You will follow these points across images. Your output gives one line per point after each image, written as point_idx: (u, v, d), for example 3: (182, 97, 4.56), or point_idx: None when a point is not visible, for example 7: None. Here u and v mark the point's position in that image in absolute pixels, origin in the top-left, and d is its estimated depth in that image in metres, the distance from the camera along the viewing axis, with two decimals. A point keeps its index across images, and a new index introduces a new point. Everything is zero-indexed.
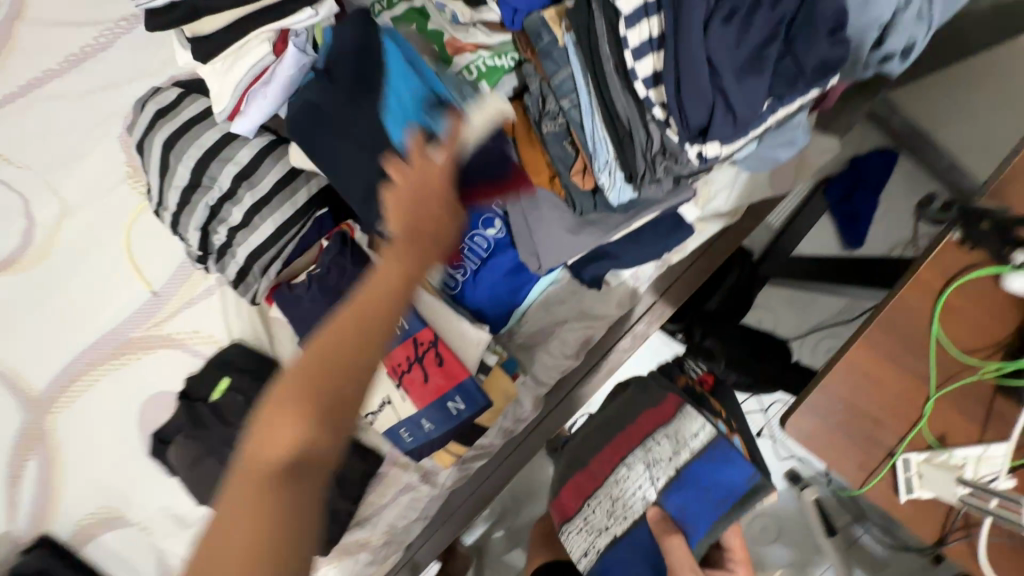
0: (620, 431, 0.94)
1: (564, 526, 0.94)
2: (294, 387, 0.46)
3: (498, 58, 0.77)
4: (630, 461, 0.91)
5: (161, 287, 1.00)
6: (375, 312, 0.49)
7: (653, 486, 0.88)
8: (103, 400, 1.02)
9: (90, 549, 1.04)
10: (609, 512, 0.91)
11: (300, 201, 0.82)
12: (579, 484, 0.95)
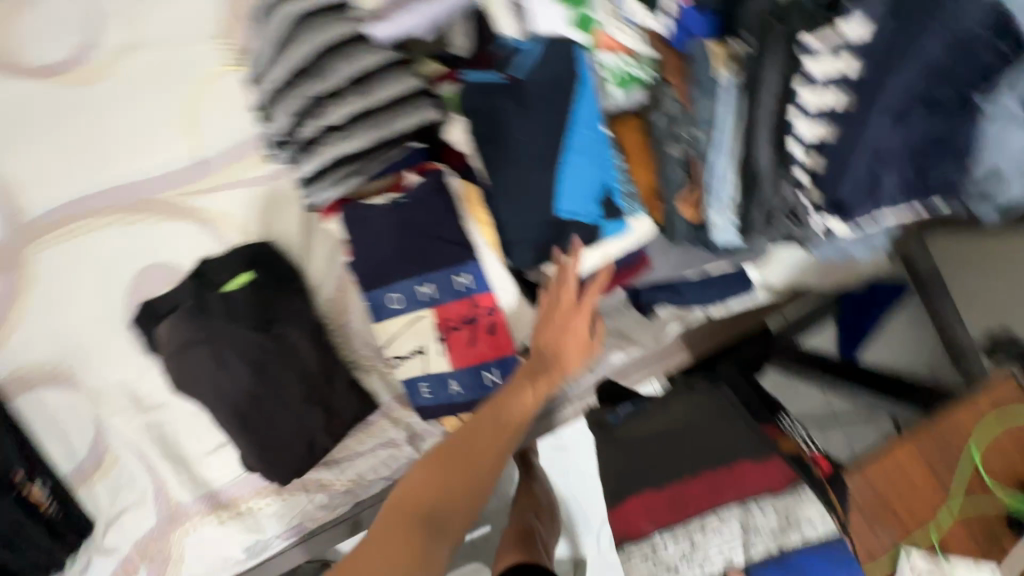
0: (706, 468, 0.82)
1: (625, 543, 0.82)
2: (442, 460, 0.69)
3: (637, 68, 0.80)
4: (723, 512, 0.78)
5: (208, 158, 0.93)
6: (483, 449, 0.70)
7: (744, 549, 0.76)
8: (97, 249, 0.94)
9: (28, 400, 0.95)
10: (681, 553, 0.78)
11: (404, 126, 0.80)
12: (648, 507, 0.82)
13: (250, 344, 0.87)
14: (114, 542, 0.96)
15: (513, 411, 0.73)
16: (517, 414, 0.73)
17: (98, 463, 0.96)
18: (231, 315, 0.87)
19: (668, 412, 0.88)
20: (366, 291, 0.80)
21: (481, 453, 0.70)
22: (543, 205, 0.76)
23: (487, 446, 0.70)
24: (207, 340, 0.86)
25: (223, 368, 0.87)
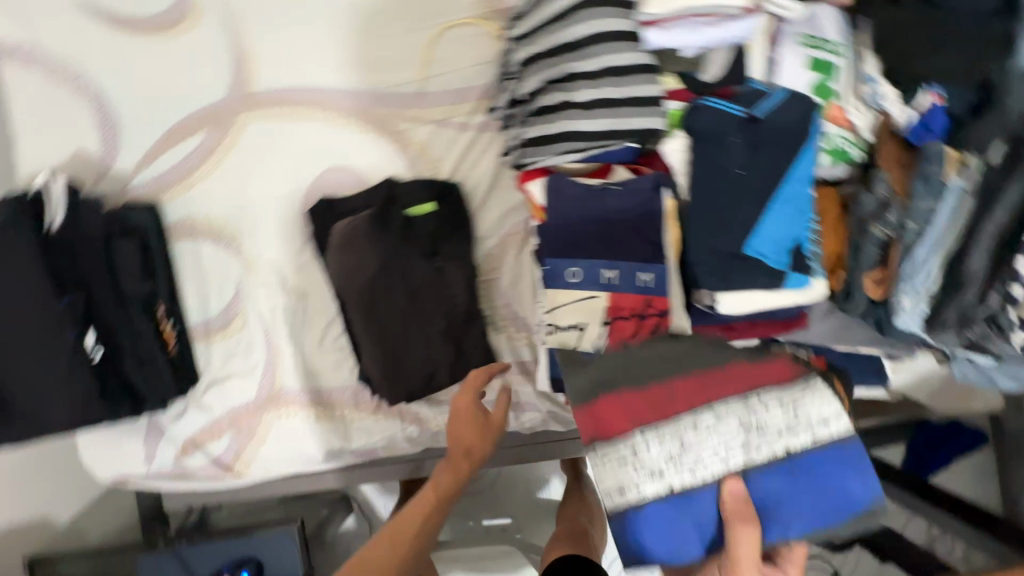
0: (698, 368, 0.75)
1: (597, 440, 0.72)
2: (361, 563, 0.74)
3: (853, 146, 0.86)
4: (722, 410, 0.70)
5: (428, 93, 1.00)
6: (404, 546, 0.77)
7: (744, 451, 0.69)
8: (299, 137, 1.01)
9: (187, 246, 1.01)
10: (676, 450, 0.69)
11: (633, 126, 0.83)
12: (627, 403, 0.73)
13: (412, 267, 0.92)
14: (213, 401, 1.00)
15: (430, 493, 0.84)
16: (432, 498, 0.83)
17: (225, 325, 1.01)
18: (405, 234, 0.92)
19: (663, 350, 0.77)
20: (546, 257, 0.85)
21: (390, 556, 0.75)
22: (736, 239, 0.80)
23: (404, 542, 0.77)
24: (376, 251, 0.91)
25: (380, 279, 0.92)
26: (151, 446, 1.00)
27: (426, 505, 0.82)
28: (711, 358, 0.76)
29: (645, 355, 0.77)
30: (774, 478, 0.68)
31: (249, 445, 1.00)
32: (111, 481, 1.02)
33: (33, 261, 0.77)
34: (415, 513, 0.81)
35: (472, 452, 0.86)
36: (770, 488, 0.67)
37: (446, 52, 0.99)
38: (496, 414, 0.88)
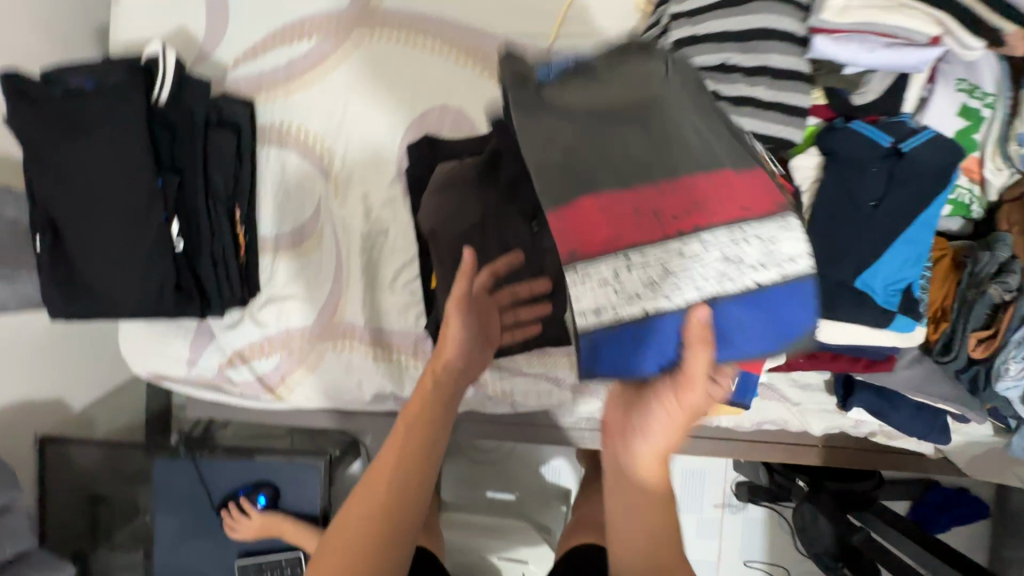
0: (697, 174, 0.48)
1: (586, 258, 0.45)
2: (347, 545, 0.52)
3: (975, 201, 0.86)
4: (708, 239, 0.46)
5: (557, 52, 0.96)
6: (367, 537, 0.53)
7: (722, 277, 0.46)
8: (414, 66, 0.96)
9: (274, 153, 0.96)
10: (650, 278, 0.46)
11: (773, 132, 0.81)
12: (616, 209, 0.46)
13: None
14: (268, 317, 0.96)
15: (386, 462, 0.57)
16: (392, 466, 0.57)
17: (296, 243, 0.97)
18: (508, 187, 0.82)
19: (635, 98, 0.51)
20: None
21: (375, 492, 0.55)
22: (850, 268, 0.80)
23: (361, 524, 0.54)
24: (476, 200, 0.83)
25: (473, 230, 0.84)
26: (197, 349, 0.97)
27: (385, 467, 0.57)
28: (680, 127, 0.50)
29: (606, 113, 0.50)
30: (743, 306, 0.46)
31: (298, 370, 0.97)
32: (147, 376, 0.99)
33: (136, 131, 0.74)
34: (377, 489, 0.55)
35: (430, 382, 0.62)
36: (737, 315, 0.46)
37: (587, 12, 0.94)
38: (454, 320, 0.64)
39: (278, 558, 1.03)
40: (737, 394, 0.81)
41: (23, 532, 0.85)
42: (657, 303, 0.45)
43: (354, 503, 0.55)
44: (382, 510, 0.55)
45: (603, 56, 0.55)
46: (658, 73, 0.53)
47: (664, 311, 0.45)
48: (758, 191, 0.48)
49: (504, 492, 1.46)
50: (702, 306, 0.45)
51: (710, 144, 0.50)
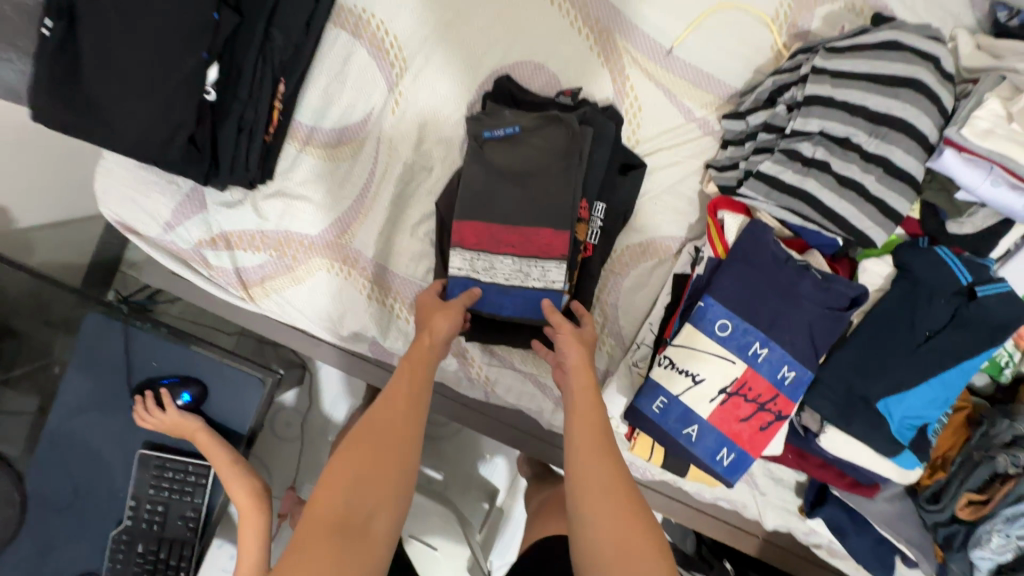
0: (534, 223, 0.80)
1: (454, 247, 0.80)
2: (390, 425, 0.57)
3: (1009, 367, 0.82)
4: (515, 259, 0.80)
5: (676, 58, 0.88)
6: (386, 450, 0.55)
7: (517, 280, 0.80)
8: (526, 13, 0.87)
9: (343, 39, 0.85)
10: (483, 265, 0.80)
11: (860, 226, 0.76)
12: (488, 227, 0.80)
13: (558, 204, 0.79)
14: (271, 209, 0.86)
15: (399, 397, 0.59)
16: (410, 398, 0.59)
17: (332, 144, 0.88)
18: (566, 150, 0.80)
19: (520, 155, 0.82)
20: (708, 294, 0.77)
21: (406, 395, 0.60)
22: (878, 389, 0.77)
23: (387, 438, 0.56)
24: (527, 159, 0.81)
25: (507, 186, 0.81)
26: (180, 214, 0.86)
27: (402, 404, 0.59)
28: (540, 183, 0.80)
29: (506, 171, 0.81)
30: (516, 298, 0.80)
31: (283, 277, 0.87)
32: (113, 222, 0.87)
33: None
34: (398, 403, 0.59)
35: (433, 350, 0.67)
36: (511, 300, 0.80)
37: (722, 33, 0.88)
38: (453, 315, 0.71)
39: (186, 461, 0.94)
40: (726, 469, 0.77)
41: None
42: (480, 279, 0.80)
43: (372, 424, 0.57)
44: (400, 431, 0.57)
45: (527, 119, 0.81)
46: (560, 138, 0.80)
47: (483, 281, 0.80)
48: (557, 242, 0.79)
49: (432, 469, 1.40)
50: (504, 290, 0.80)
51: (551, 199, 0.80)
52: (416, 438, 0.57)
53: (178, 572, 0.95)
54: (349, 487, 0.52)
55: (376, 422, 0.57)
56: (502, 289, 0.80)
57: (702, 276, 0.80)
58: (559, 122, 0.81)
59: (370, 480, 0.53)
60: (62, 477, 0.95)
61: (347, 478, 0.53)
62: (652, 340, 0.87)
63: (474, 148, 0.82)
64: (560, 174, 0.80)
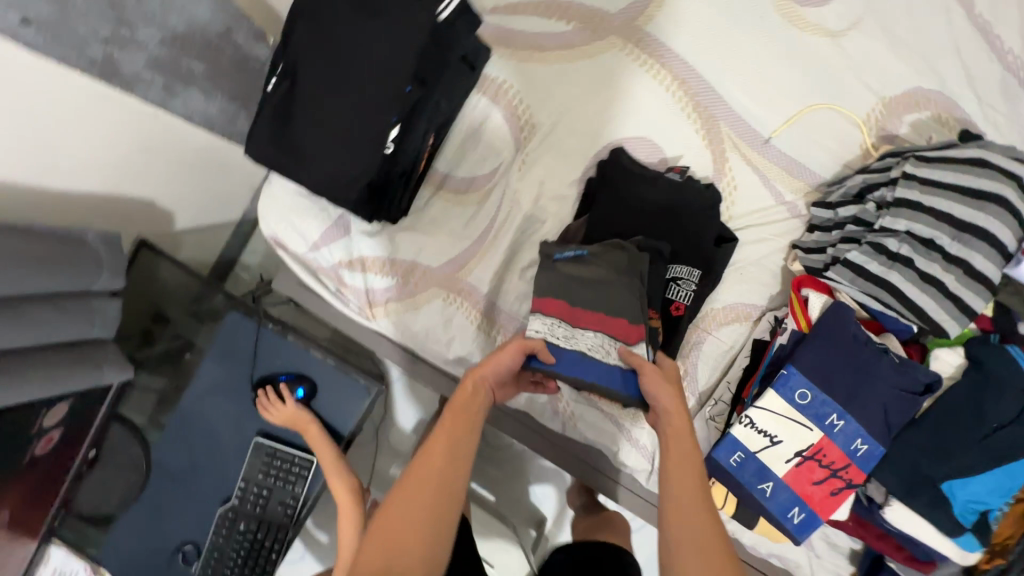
0: (610, 313, 0.85)
1: (536, 312, 0.86)
2: (422, 487, 0.66)
3: None
4: (595, 335, 0.84)
5: (773, 147, 0.99)
6: (418, 509, 0.65)
7: (597, 354, 0.84)
8: (644, 95, 0.99)
9: (483, 104, 0.98)
10: (564, 334, 0.85)
11: (937, 318, 0.84)
12: (568, 307, 0.86)
13: (633, 306, 0.85)
14: (404, 243, 0.99)
15: (439, 455, 0.69)
16: (446, 452, 0.70)
17: (461, 191, 1.00)
18: (636, 266, 0.88)
19: (597, 261, 0.89)
20: (791, 363, 0.85)
21: (441, 454, 0.69)
22: (944, 471, 0.83)
23: (426, 500, 0.66)
24: (601, 272, 0.88)
25: (582, 288, 0.87)
26: (326, 237, 0.99)
27: (438, 464, 0.68)
28: (617, 287, 0.86)
29: (580, 278, 0.88)
30: (595, 369, 0.83)
31: (404, 301, 0.99)
32: (267, 236, 1.01)
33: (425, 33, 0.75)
34: (433, 464, 0.68)
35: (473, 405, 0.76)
36: (590, 371, 0.83)
37: (816, 130, 0.99)
38: (511, 349, 0.82)
39: (293, 453, 1.05)
40: (795, 526, 0.84)
41: (112, 323, 0.87)
42: (559, 344, 0.84)
43: (413, 489, 0.66)
44: (438, 495, 0.66)
45: (594, 245, 0.90)
46: (632, 248, 0.89)
47: (562, 347, 0.84)
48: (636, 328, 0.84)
49: (485, 491, 1.49)
50: (583, 358, 0.83)
51: (628, 299, 0.85)
52: (450, 495, 0.67)
53: (270, 557, 1.04)
54: (391, 546, 0.62)
55: (410, 484, 0.67)
56: (580, 359, 0.83)
57: (785, 345, 0.89)
58: (622, 247, 0.90)
59: (404, 539, 0.62)
60: (182, 452, 1.07)
61: (386, 540, 0.62)
62: (729, 398, 0.96)
63: (545, 263, 0.92)
64: (633, 287, 0.86)
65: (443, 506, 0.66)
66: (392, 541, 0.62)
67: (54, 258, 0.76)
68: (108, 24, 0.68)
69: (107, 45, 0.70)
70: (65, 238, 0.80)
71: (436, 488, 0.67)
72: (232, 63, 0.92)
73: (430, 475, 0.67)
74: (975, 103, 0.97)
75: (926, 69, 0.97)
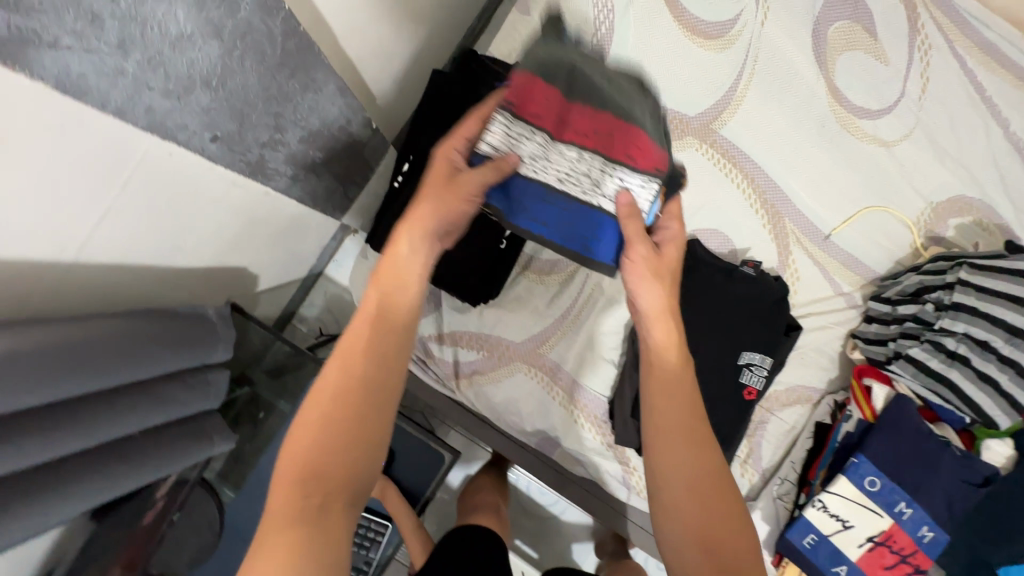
0: (614, 129, 0.73)
1: (505, 109, 0.72)
2: (338, 405, 0.58)
3: None
4: (585, 154, 0.73)
5: (832, 243, 1.08)
6: (337, 425, 0.57)
7: (578, 179, 0.73)
8: (716, 190, 1.08)
9: None
10: (536, 151, 0.73)
11: (990, 413, 0.91)
12: (552, 106, 0.73)
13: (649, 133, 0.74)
14: (490, 319, 1.05)
15: (357, 363, 0.60)
16: (366, 355, 0.61)
17: (545, 271, 1.07)
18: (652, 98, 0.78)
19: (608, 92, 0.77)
20: (860, 452, 0.92)
21: (361, 360, 0.60)
22: (1002, 554, 0.86)
23: (343, 419, 0.58)
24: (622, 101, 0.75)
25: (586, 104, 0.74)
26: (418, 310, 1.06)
27: (355, 371, 0.60)
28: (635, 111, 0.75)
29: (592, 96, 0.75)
30: (571, 205, 0.75)
31: (488, 374, 1.05)
32: None
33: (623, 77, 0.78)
34: (351, 373, 0.60)
35: (404, 293, 0.66)
36: (563, 207, 0.75)
37: (871, 230, 1.08)
38: (472, 184, 0.69)
39: (369, 518, 1.08)
40: None
41: (221, 393, 0.90)
42: (527, 169, 0.74)
43: (323, 407, 0.58)
44: (359, 410, 0.59)
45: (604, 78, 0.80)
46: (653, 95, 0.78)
47: (533, 177, 0.74)
48: (643, 159, 0.72)
49: (529, 547, 1.52)
50: (557, 188, 0.74)
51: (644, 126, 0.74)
52: (375, 409, 0.60)
53: None
54: (308, 467, 0.56)
55: (325, 399, 0.58)
56: (553, 188, 0.74)
57: (853, 434, 0.96)
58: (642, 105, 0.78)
59: (325, 463, 0.56)
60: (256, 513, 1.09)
61: (304, 464, 0.56)
62: (795, 477, 1.02)
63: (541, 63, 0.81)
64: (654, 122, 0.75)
65: (367, 425, 0.59)
66: (308, 464, 0.56)
67: (186, 340, 0.80)
68: (267, 131, 0.74)
69: (262, 148, 0.76)
70: (190, 316, 0.84)
71: (356, 401, 0.59)
72: (345, 149, 0.97)
73: (350, 390, 0.59)
74: (1014, 211, 1.06)
75: (970, 178, 1.06)
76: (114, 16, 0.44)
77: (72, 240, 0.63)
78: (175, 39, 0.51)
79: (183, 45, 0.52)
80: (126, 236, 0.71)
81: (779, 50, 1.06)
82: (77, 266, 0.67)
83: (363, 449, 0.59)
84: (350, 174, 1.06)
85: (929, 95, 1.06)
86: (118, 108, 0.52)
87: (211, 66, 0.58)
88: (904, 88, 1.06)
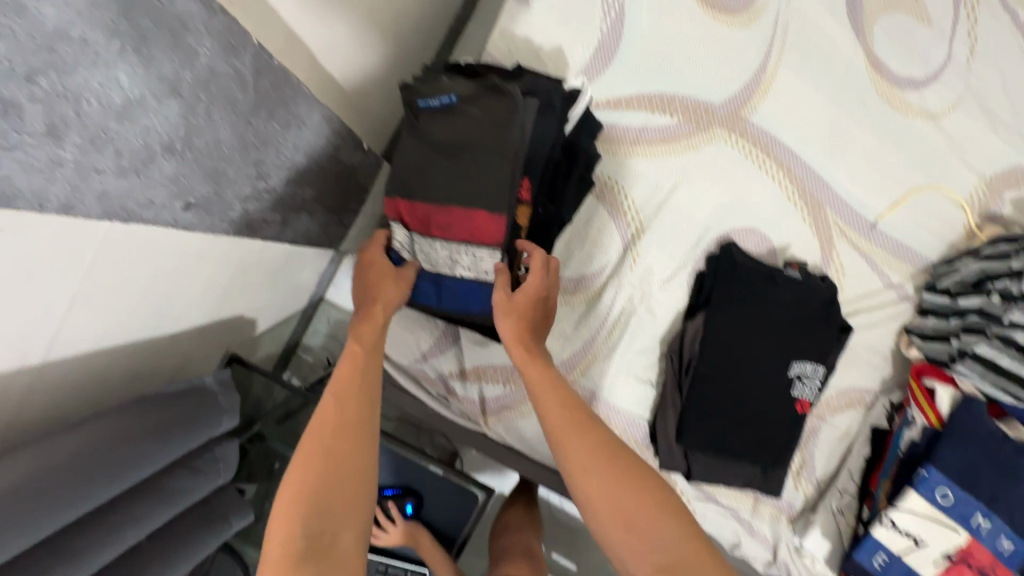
0: (462, 206, 0.74)
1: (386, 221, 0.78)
2: (331, 436, 0.58)
3: None
4: (446, 244, 0.76)
5: (879, 231, 1.00)
6: (334, 455, 0.57)
7: (453, 264, 0.78)
8: (752, 184, 0.97)
9: (589, 202, 0.96)
10: (414, 247, 0.78)
11: None
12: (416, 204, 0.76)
13: (495, 183, 0.73)
14: None
15: (344, 398, 0.61)
16: (353, 389, 0.62)
17: (569, 290, 0.97)
18: (507, 120, 0.72)
19: (459, 121, 0.74)
20: (931, 464, 0.84)
21: (353, 396, 0.62)
22: None
23: (338, 448, 0.58)
24: (472, 136, 0.73)
25: (445, 162, 0.74)
26: (434, 348, 0.98)
27: (346, 407, 0.61)
28: (481, 155, 0.73)
29: (443, 141, 0.75)
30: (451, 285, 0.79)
31: (517, 409, 0.97)
32: None
33: (491, 116, 0.73)
34: (340, 409, 0.60)
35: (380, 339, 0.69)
36: (447, 289, 0.79)
37: (922, 214, 0.99)
38: (402, 278, 0.76)
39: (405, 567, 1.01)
40: None
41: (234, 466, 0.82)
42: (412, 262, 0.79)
43: (315, 438, 0.58)
44: (351, 438, 0.59)
45: (466, 87, 0.74)
46: (512, 107, 0.72)
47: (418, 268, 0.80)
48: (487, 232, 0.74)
49: (566, 559, 1.47)
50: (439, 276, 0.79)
51: (491, 171, 0.72)
52: (365, 438, 0.60)
53: None
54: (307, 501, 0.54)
55: (317, 433, 0.58)
56: (435, 276, 0.79)
57: (917, 443, 0.90)
58: (501, 100, 0.73)
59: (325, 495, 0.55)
60: None
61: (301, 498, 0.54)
62: (855, 488, 0.97)
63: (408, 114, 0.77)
64: (501, 161, 0.72)
65: (357, 457, 0.59)
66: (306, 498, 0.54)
67: (183, 423, 0.71)
68: (249, 183, 0.64)
69: (244, 202, 0.66)
70: (189, 392, 0.74)
71: (351, 434, 0.59)
72: (338, 181, 0.86)
73: (340, 422, 0.59)
74: None
75: None
76: (34, 99, 0.35)
77: (35, 342, 0.53)
78: (121, 108, 0.41)
79: (132, 114, 0.43)
80: (102, 326, 0.62)
81: (811, 19, 0.91)
82: (47, 365, 0.57)
83: (358, 480, 0.58)
84: (344, 204, 0.95)
85: (978, 57, 0.93)
86: (61, 203, 0.43)
87: (172, 127, 0.47)
88: (950, 50, 0.93)
